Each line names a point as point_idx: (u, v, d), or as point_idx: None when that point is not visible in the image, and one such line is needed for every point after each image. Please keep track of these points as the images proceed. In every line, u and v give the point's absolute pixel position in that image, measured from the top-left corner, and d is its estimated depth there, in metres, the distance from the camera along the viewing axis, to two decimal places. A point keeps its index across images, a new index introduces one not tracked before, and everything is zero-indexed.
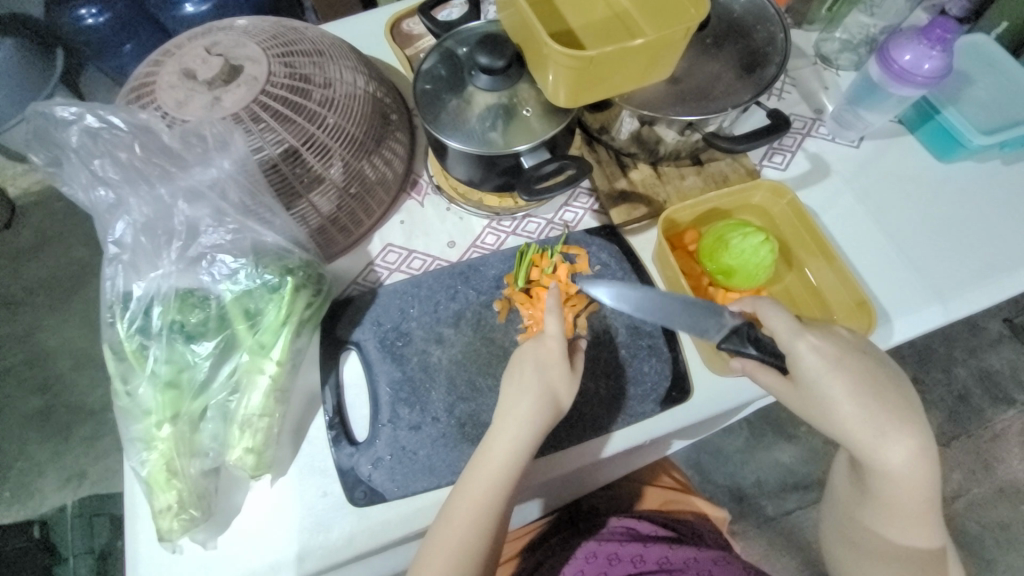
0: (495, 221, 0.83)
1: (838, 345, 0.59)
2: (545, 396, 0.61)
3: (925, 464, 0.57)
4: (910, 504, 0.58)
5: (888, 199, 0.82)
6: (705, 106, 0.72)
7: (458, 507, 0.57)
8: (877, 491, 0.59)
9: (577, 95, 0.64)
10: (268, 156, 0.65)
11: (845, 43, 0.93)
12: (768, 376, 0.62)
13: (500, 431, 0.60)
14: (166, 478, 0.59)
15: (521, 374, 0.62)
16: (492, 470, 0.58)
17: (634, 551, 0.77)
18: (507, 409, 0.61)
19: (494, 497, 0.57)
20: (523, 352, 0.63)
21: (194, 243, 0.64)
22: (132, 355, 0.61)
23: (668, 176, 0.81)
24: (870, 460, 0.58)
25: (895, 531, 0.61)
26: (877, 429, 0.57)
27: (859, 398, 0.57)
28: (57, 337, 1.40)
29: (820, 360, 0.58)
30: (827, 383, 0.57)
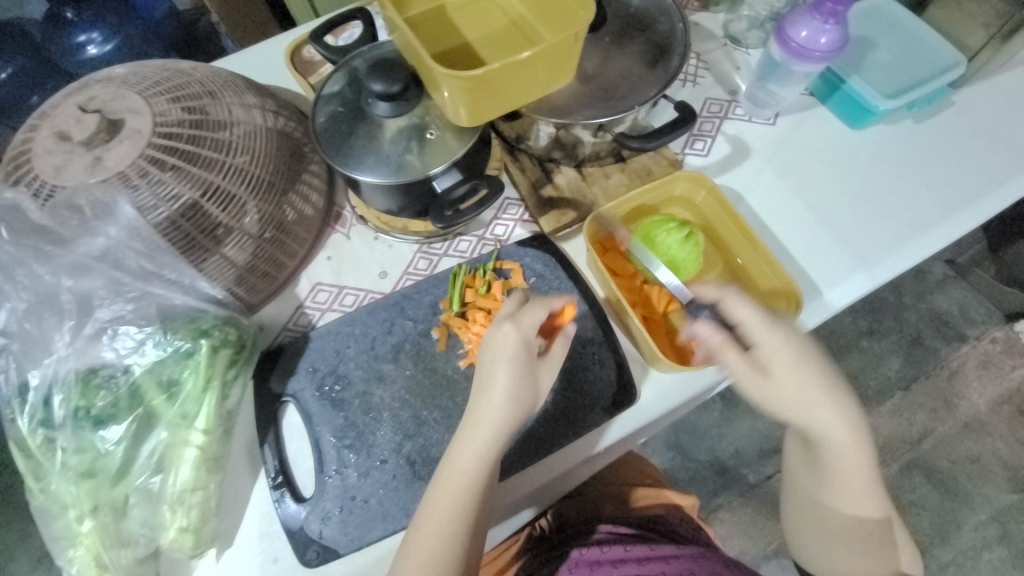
0: (426, 244, 0.80)
1: (799, 339, 0.61)
2: (522, 386, 0.60)
3: (865, 437, 0.61)
4: (857, 476, 0.62)
5: (808, 172, 0.83)
6: (613, 106, 0.71)
7: (427, 517, 0.57)
8: (830, 467, 0.63)
9: (478, 112, 0.63)
10: (166, 214, 0.61)
11: (751, 20, 0.94)
12: (732, 357, 0.61)
13: (467, 435, 0.59)
14: (97, 573, 0.56)
15: (491, 371, 0.60)
16: (461, 474, 0.58)
17: (613, 555, 0.76)
18: (480, 409, 0.60)
19: (464, 505, 0.57)
20: (491, 348, 0.61)
21: (90, 320, 0.60)
22: (40, 449, 0.57)
23: (592, 177, 0.81)
24: (824, 439, 0.61)
25: (845, 501, 0.65)
26: (829, 414, 0.59)
27: (812, 384, 0.59)
28: None
29: (782, 350, 0.60)
30: (787, 372, 0.59)
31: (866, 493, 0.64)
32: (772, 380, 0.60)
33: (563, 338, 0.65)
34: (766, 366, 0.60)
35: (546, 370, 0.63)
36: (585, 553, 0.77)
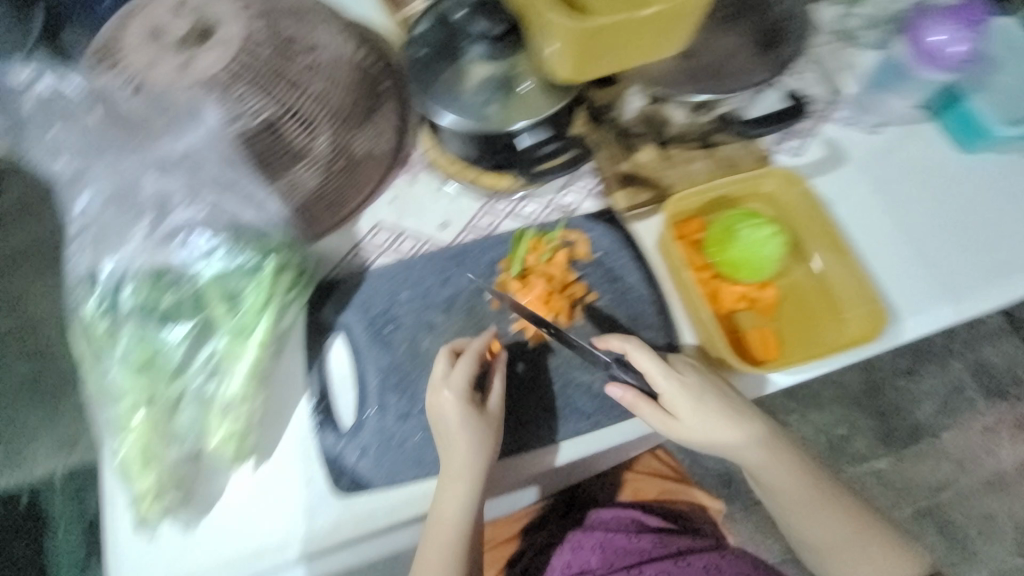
0: (491, 202, 0.78)
1: (699, 382, 0.65)
2: (483, 445, 0.62)
3: (783, 444, 0.68)
4: (796, 480, 0.68)
5: (905, 190, 0.78)
6: (718, 85, 0.70)
7: (423, 559, 0.63)
8: (776, 488, 0.68)
9: (581, 70, 0.60)
10: (246, 126, 0.61)
11: (871, 18, 0.87)
12: (647, 407, 0.65)
13: (447, 491, 0.62)
14: (143, 463, 0.58)
15: (445, 436, 0.63)
16: (445, 527, 0.62)
17: (639, 544, 0.82)
18: (449, 470, 0.62)
19: (455, 547, 0.63)
20: (439, 417, 0.63)
21: (166, 220, 0.60)
22: (104, 336, 0.58)
23: (676, 159, 0.76)
24: (752, 461, 0.67)
25: (816, 513, 0.69)
26: (743, 437, 0.65)
27: (722, 416, 0.64)
28: (42, 305, 1.35)
29: (684, 396, 0.64)
30: (694, 414, 0.64)
31: (818, 497, 0.69)
32: (686, 429, 0.64)
33: (499, 372, 0.65)
34: (679, 418, 0.64)
35: (495, 412, 0.65)
36: (612, 535, 0.84)
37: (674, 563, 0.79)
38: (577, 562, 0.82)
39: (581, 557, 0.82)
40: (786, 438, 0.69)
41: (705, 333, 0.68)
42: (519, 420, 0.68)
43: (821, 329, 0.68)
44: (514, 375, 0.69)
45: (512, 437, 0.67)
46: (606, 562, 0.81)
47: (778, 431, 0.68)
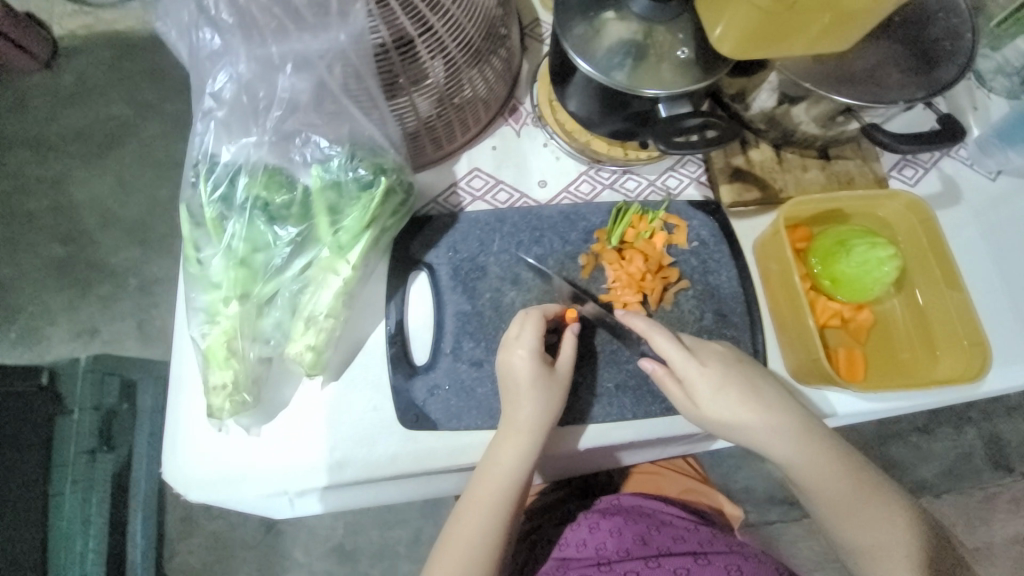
0: (594, 169, 0.76)
1: (723, 367, 0.62)
2: (550, 405, 0.61)
3: (820, 434, 0.62)
4: (834, 475, 0.61)
5: (1012, 243, 0.76)
6: (873, 92, 0.61)
7: (466, 512, 0.59)
8: (807, 483, 0.62)
9: (743, 49, 0.57)
10: (382, 39, 0.55)
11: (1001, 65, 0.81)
12: (672, 386, 0.63)
13: (506, 440, 0.60)
14: (225, 356, 0.57)
15: (509, 391, 0.61)
16: (500, 478, 0.59)
17: (656, 536, 0.74)
18: (511, 420, 0.60)
19: (506, 501, 0.59)
20: (505, 372, 0.61)
21: (292, 117, 0.57)
22: (211, 222, 0.58)
23: (789, 165, 0.74)
24: (780, 453, 0.62)
25: (852, 509, 0.61)
26: (767, 424, 0.61)
27: (745, 402, 0.61)
28: (83, 192, 1.31)
29: (705, 377, 0.61)
30: (714, 396, 0.61)
31: (853, 492, 0.61)
32: (706, 414, 0.62)
33: (570, 336, 0.64)
34: (700, 401, 0.62)
35: (562, 375, 0.62)
36: (629, 521, 0.76)
37: (694, 559, 0.71)
38: (586, 545, 0.73)
39: (595, 539, 0.73)
40: (823, 429, 0.63)
41: (797, 347, 0.67)
42: (589, 390, 0.67)
43: (909, 364, 0.67)
44: (590, 346, 0.68)
45: (581, 406, 0.67)
46: (619, 547, 0.72)
47: (812, 420, 0.63)
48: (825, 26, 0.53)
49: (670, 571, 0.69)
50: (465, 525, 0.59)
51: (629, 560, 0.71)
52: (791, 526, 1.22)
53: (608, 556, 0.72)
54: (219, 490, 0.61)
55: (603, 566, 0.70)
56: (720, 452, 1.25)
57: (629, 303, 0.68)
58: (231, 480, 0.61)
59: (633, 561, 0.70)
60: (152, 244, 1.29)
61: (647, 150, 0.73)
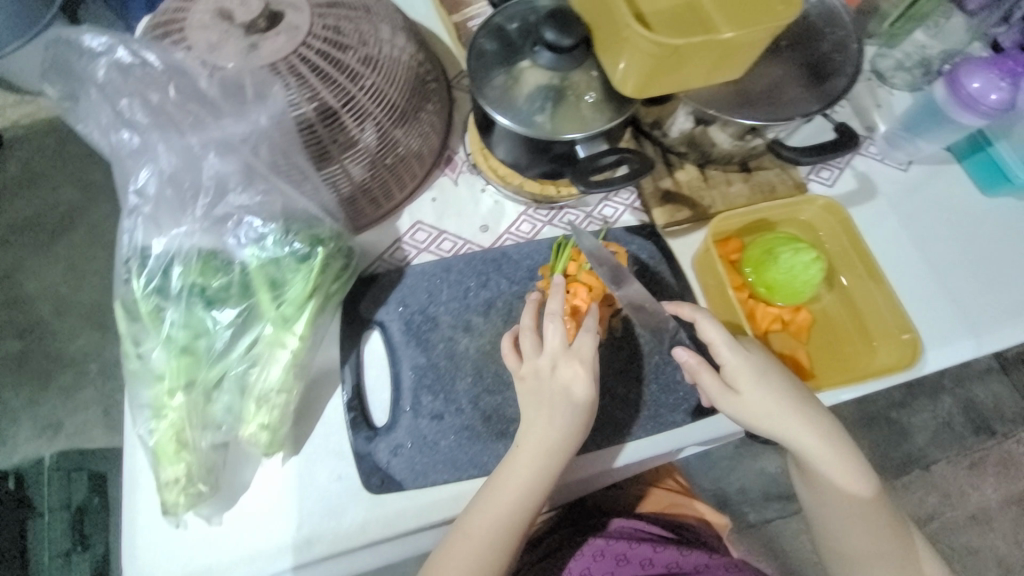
0: (532, 209, 0.79)
1: (765, 358, 0.63)
2: (577, 427, 0.61)
3: (842, 435, 0.63)
4: (849, 483, 0.63)
5: (930, 227, 0.81)
6: (773, 111, 0.66)
7: (475, 528, 0.58)
8: (820, 480, 0.63)
9: (644, 87, 0.61)
10: (305, 114, 0.59)
11: (901, 62, 0.88)
12: (708, 378, 0.62)
13: (529, 458, 0.59)
14: (175, 450, 0.56)
15: (537, 410, 0.61)
16: (511, 499, 0.58)
17: (639, 554, 0.75)
18: (540, 437, 0.60)
19: (515, 524, 0.59)
20: (542, 390, 0.61)
21: (221, 202, 0.59)
22: (148, 315, 0.58)
23: (714, 181, 0.78)
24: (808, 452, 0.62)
25: (851, 512, 0.63)
26: (800, 419, 0.61)
27: (780, 392, 0.62)
28: (36, 281, 1.28)
29: (748, 367, 0.62)
30: (754, 383, 0.61)
31: (859, 498, 0.63)
32: (746, 403, 0.61)
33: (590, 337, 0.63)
34: (737, 388, 0.62)
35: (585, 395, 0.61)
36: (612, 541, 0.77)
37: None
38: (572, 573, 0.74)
39: (579, 565, 0.75)
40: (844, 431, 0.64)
41: None
42: None
43: (851, 357, 0.70)
44: None
45: None
46: (603, 570, 0.74)
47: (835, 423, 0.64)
48: (712, 60, 0.58)
49: None
50: (467, 544, 0.58)
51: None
52: (788, 522, 1.22)
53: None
54: None
55: None
56: (710, 457, 1.25)
57: None
58: None
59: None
60: (112, 326, 1.26)
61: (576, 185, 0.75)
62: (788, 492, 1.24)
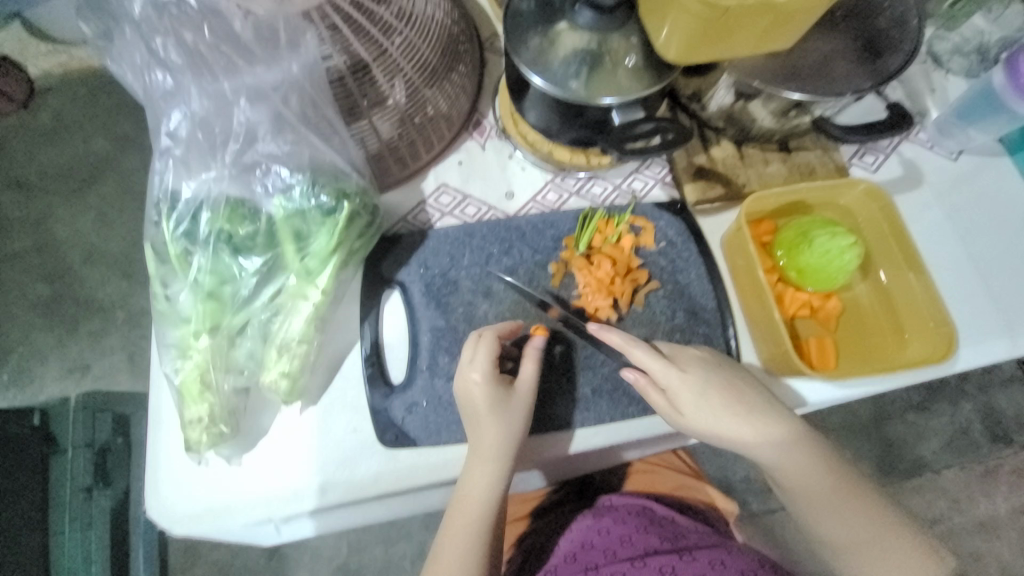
0: (559, 177, 0.77)
1: (704, 376, 0.62)
2: (515, 428, 0.60)
3: (806, 436, 0.62)
4: (815, 470, 0.61)
5: (977, 221, 0.77)
6: (822, 85, 0.62)
7: (448, 544, 0.58)
8: (790, 485, 0.61)
9: (687, 55, 0.58)
10: (336, 66, 0.57)
11: (959, 45, 0.82)
12: (657, 396, 0.63)
13: (477, 468, 0.59)
14: (199, 390, 0.58)
15: (476, 422, 0.60)
16: (472, 507, 0.58)
17: (644, 535, 0.71)
18: (478, 446, 0.59)
19: (484, 526, 0.58)
20: (469, 405, 0.60)
21: (250, 149, 0.59)
22: (176, 258, 0.59)
23: (751, 160, 0.75)
24: (767, 455, 0.62)
25: (835, 506, 0.61)
26: (749, 429, 0.61)
27: (726, 405, 0.61)
28: (66, 229, 1.31)
29: (685, 386, 0.61)
30: (695, 401, 0.61)
31: (832, 488, 0.61)
32: (691, 421, 0.62)
33: (529, 360, 0.62)
34: (681, 410, 0.62)
35: (523, 393, 0.61)
36: (618, 521, 0.74)
37: (680, 556, 0.67)
38: (576, 547, 0.72)
39: (583, 539, 0.72)
40: (808, 431, 0.63)
41: (768, 340, 0.67)
42: (568, 396, 0.67)
43: (879, 347, 0.68)
44: (567, 356, 0.68)
45: (562, 414, 0.67)
46: (605, 547, 0.70)
47: (795, 421, 0.62)
48: (762, 29, 0.54)
49: (655, 570, 0.65)
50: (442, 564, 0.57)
51: (615, 561, 0.68)
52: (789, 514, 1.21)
53: (596, 557, 0.69)
54: (203, 523, 0.61)
55: (591, 569, 0.67)
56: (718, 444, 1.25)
57: (600, 308, 0.68)
58: (215, 510, 0.61)
59: (619, 563, 0.67)
60: (139, 276, 1.29)
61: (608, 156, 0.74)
62: None
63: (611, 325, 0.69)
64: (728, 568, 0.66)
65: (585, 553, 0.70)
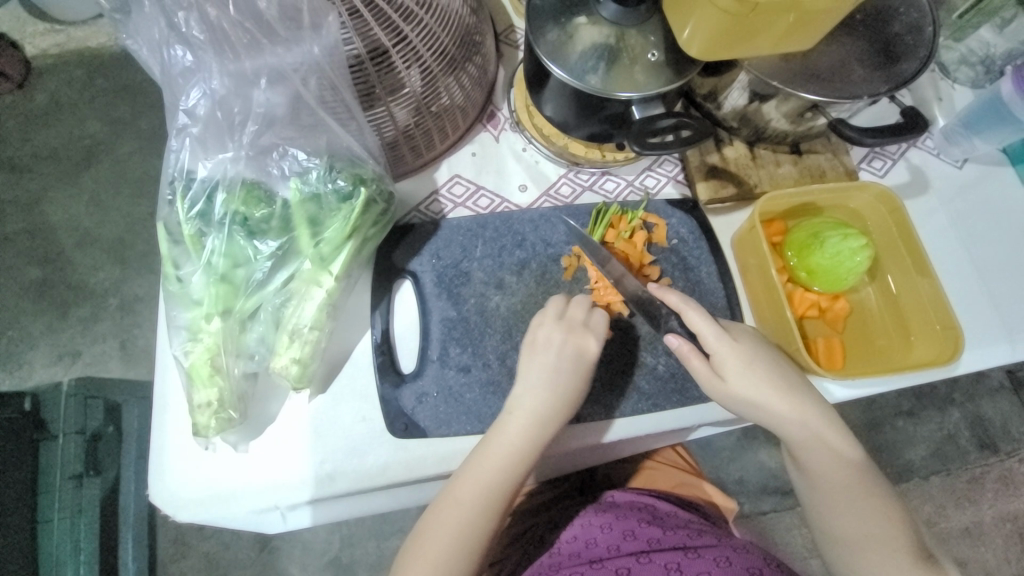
0: (573, 171, 0.77)
1: (755, 349, 0.62)
2: (558, 393, 0.60)
3: (838, 428, 0.61)
4: (838, 460, 0.60)
5: (980, 228, 0.78)
6: (839, 88, 0.63)
7: (460, 495, 0.56)
8: (811, 473, 0.61)
9: (709, 53, 0.58)
10: (357, 51, 0.55)
11: (964, 56, 0.83)
12: (699, 363, 0.62)
13: (508, 426, 0.58)
14: (209, 373, 0.57)
15: (526, 389, 0.60)
16: (494, 472, 0.57)
17: (646, 529, 0.70)
18: (520, 411, 0.59)
19: (496, 488, 0.57)
20: (533, 366, 0.61)
21: (268, 131, 0.58)
22: (189, 239, 0.59)
23: (763, 161, 0.76)
24: (795, 434, 0.61)
25: (855, 505, 0.59)
26: (783, 408, 0.60)
27: (764, 378, 0.61)
28: (59, 212, 1.29)
29: (733, 354, 0.61)
30: (732, 351, 0.61)
31: (854, 478, 0.60)
32: (731, 388, 0.61)
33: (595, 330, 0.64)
34: (723, 375, 0.61)
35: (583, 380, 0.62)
36: (620, 517, 0.72)
37: (684, 553, 0.65)
38: (577, 543, 0.70)
39: (585, 535, 0.71)
40: (840, 424, 0.62)
41: (778, 340, 0.68)
42: None
43: (885, 350, 0.69)
44: None
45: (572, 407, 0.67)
46: (608, 542, 0.69)
47: (822, 404, 0.62)
48: (786, 29, 0.55)
49: (660, 567, 0.64)
50: (449, 513, 0.56)
51: (619, 556, 0.66)
52: (784, 515, 1.21)
53: (598, 552, 0.68)
54: (206, 508, 0.60)
55: (595, 563, 0.66)
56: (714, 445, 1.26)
57: (612, 303, 0.69)
58: (219, 497, 0.60)
59: (623, 557, 0.66)
60: (133, 262, 1.27)
61: (622, 152, 0.74)
62: (786, 487, 1.21)
63: (622, 320, 0.70)
64: (735, 565, 0.64)
65: (588, 549, 0.68)
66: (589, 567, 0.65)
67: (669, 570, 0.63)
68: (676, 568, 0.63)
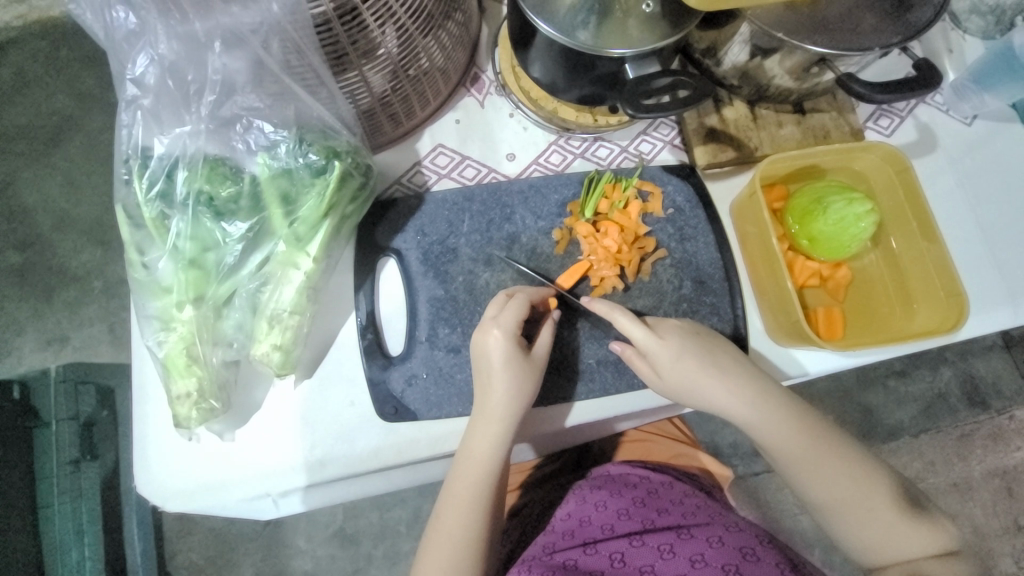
0: (563, 138, 0.73)
1: (686, 346, 0.61)
2: (522, 389, 0.59)
3: (806, 410, 0.62)
4: (798, 437, 0.60)
5: (987, 188, 0.75)
6: (850, 41, 0.57)
7: (447, 504, 0.58)
8: (790, 462, 0.60)
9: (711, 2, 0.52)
10: (323, 10, 0.48)
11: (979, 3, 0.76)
12: (645, 364, 0.63)
13: (480, 429, 0.59)
14: (186, 363, 0.55)
15: (487, 386, 0.59)
16: (478, 468, 0.58)
17: (641, 507, 0.70)
18: (484, 407, 0.59)
19: (485, 489, 0.58)
20: (480, 364, 0.60)
21: (229, 102, 0.53)
22: (152, 224, 0.55)
23: (764, 122, 0.72)
24: (754, 423, 0.61)
25: (836, 476, 0.59)
26: (740, 398, 0.61)
27: (712, 383, 0.61)
28: (34, 193, 1.22)
29: (663, 356, 0.61)
30: (679, 372, 0.61)
31: (816, 449, 0.60)
32: (680, 390, 0.62)
33: (547, 324, 0.62)
34: (668, 378, 0.62)
35: (539, 360, 0.61)
36: (616, 494, 0.72)
37: (677, 534, 0.65)
38: (571, 523, 0.69)
39: (580, 513, 0.70)
40: (806, 406, 0.63)
41: (777, 311, 0.66)
42: (571, 368, 0.66)
43: (886, 318, 0.68)
44: (570, 324, 0.67)
45: (565, 385, 0.66)
46: (603, 521, 0.69)
47: (775, 390, 0.62)
48: None
49: (653, 549, 0.63)
50: (446, 518, 0.58)
51: (614, 538, 0.66)
52: None
53: (594, 534, 0.67)
54: (196, 499, 0.59)
55: (589, 546, 0.65)
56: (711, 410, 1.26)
57: (606, 278, 0.66)
58: (208, 487, 0.59)
59: (618, 539, 0.66)
60: (114, 244, 1.22)
61: (616, 115, 0.69)
62: None
63: (616, 295, 0.67)
64: (728, 545, 0.64)
65: (583, 529, 0.68)
66: (582, 551, 0.65)
67: (662, 553, 0.63)
68: (669, 551, 0.63)
